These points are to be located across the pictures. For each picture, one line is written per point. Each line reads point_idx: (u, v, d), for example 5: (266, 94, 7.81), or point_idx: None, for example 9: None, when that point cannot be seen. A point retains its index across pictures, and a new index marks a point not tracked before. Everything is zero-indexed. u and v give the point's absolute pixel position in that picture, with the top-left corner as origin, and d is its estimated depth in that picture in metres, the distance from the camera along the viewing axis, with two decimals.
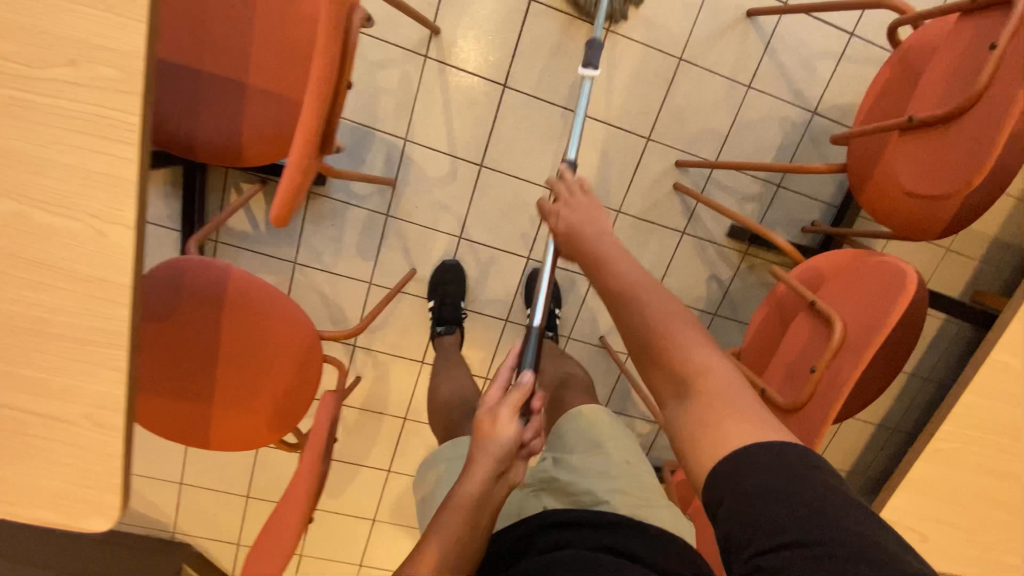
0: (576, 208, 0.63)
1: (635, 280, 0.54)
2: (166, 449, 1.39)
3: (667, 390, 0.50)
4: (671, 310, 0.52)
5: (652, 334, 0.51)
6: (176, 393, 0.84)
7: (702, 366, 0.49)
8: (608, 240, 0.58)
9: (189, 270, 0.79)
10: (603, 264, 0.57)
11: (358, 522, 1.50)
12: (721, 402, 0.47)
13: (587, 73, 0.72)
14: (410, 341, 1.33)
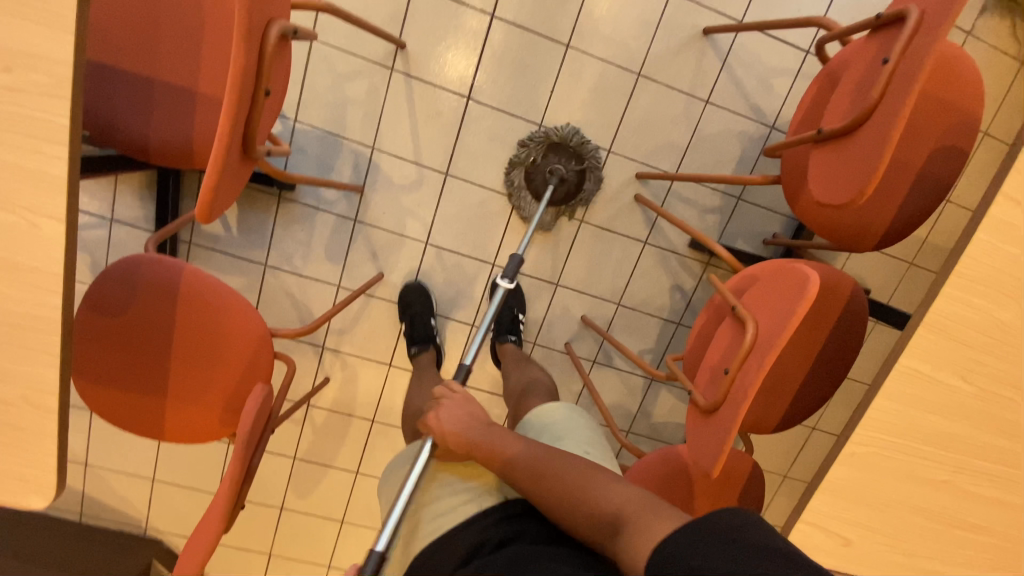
0: (450, 413, 0.81)
1: (544, 469, 0.70)
2: (141, 446, 1.43)
3: (585, 525, 0.65)
4: (586, 478, 0.68)
5: (570, 492, 0.67)
6: (130, 384, 0.87)
7: (618, 502, 0.64)
8: (512, 441, 0.75)
9: (144, 267, 0.83)
10: (497, 459, 0.73)
11: (327, 522, 1.52)
12: (638, 518, 0.61)
13: (502, 285, 0.93)
14: (377, 344, 1.37)
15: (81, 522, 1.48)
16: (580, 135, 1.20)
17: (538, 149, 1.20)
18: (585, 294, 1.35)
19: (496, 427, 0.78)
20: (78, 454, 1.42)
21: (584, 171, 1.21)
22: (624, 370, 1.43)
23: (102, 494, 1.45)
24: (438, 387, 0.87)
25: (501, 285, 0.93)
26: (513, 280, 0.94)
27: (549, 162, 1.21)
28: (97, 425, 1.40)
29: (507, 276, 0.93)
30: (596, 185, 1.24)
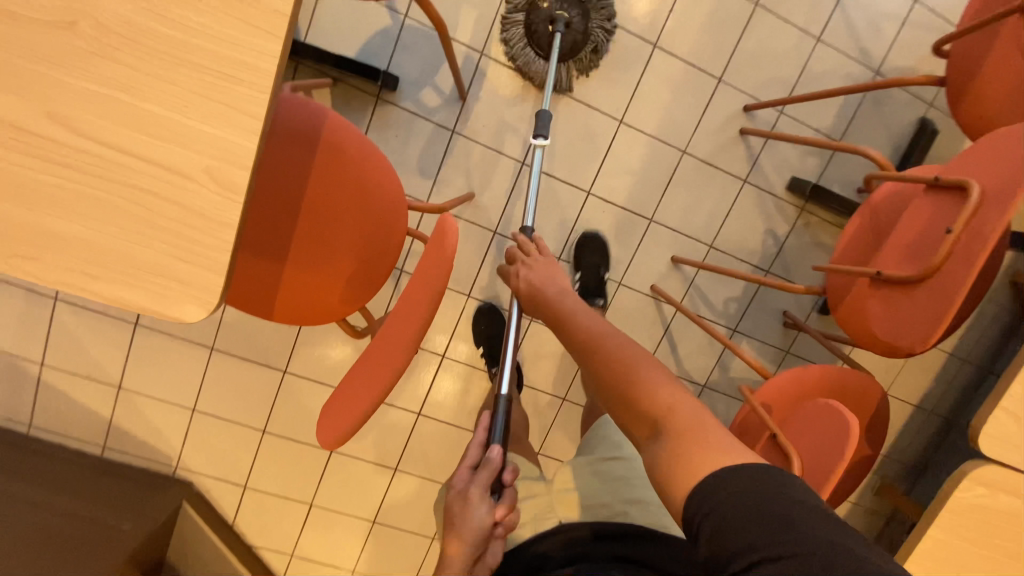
0: (539, 270, 0.75)
1: (604, 335, 0.59)
2: (181, 371, 1.29)
3: (638, 418, 0.53)
4: (636, 356, 0.56)
5: (615, 379, 0.56)
6: (248, 242, 0.77)
7: (668, 402, 0.51)
8: (571, 311, 0.65)
9: (283, 104, 0.74)
10: (563, 322, 0.65)
11: (379, 470, 1.40)
12: (689, 429, 0.49)
13: (539, 145, 0.85)
14: (458, 270, 1.29)
15: (102, 456, 1.32)
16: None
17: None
18: (678, 233, 1.31)
19: (570, 289, 0.70)
20: (111, 375, 1.27)
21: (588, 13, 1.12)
22: (710, 319, 1.37)
23: (132, 423, 1.31)
24: (516, 248, 0.81)
25: (537, 146, 0.86)
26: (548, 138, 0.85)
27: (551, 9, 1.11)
28: (137, 343, 1.26)
29: (541, 133, 0.85)
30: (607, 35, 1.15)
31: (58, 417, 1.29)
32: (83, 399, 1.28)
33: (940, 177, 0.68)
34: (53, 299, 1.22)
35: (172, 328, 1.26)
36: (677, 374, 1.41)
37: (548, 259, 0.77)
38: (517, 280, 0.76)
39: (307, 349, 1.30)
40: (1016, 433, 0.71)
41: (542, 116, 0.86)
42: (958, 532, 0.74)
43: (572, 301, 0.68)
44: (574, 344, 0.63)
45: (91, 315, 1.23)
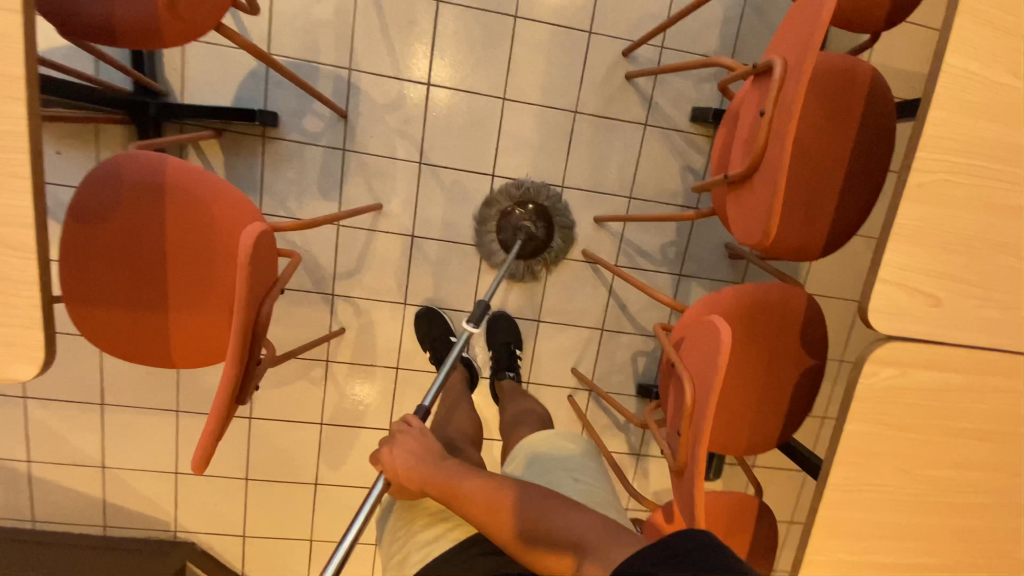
0: (404, 449, 0.81)
1: (521, 503, 0.73)
2: (156, 439, 1.34)
3: (550, 565, 0.70)
4: (549, 505, 0.73)
5: (539, 539, 0.71)
6: (124, 297, 0.81)
7: (578, 535, 0.70)
8: (472, 480, 0.76)
9: (128, 163, 0.79)
10: (452, 496, 0.76)
11: (367, 493, 1.41)
12: (607, 544, 0.68)
13: (467, 332, 0.90)
14: (387, 280, 1.30)
15: (106, 534, 1.38)
16: (557, 198, 1.27)
17: (497, 206, 1.26)
18: (594, 193, 1.29)
19: (455, 457, 0.81)
20: (93, 457, 1.33)
21: (547, 216, 1.27)
22: (649, 271, 1.34)
23: (124, 498, 1.36)
24: (399, 422, 0.86)
25: (468, 331, 0.91)
26: (478, 326, 0.92)
27: (512, 219, 1.26)
28: (108, 421, 1.31)
29: (473, 321, 0.91)
30: (564, 241, 1.30)
31: (56, 506, 1.35)
32: (75, 485, 1.34)
33: (756, 61, 0.66)
34: (23, 397, 1.29)
35: (136, 400, 1.31)
36: (633, 331, 1.39)
37: (416, 432, 0.84)
38: (387, 465, 0.80)
39: (266, 391, 1.34)
40: (907, 301, 0.68)
41: (477, 305, 0.93)
42: (878, 418, 0.70)
43: (461, 465, 0.80)
44: (481, 524, 0.74)
45: (60, 404, 1.30)
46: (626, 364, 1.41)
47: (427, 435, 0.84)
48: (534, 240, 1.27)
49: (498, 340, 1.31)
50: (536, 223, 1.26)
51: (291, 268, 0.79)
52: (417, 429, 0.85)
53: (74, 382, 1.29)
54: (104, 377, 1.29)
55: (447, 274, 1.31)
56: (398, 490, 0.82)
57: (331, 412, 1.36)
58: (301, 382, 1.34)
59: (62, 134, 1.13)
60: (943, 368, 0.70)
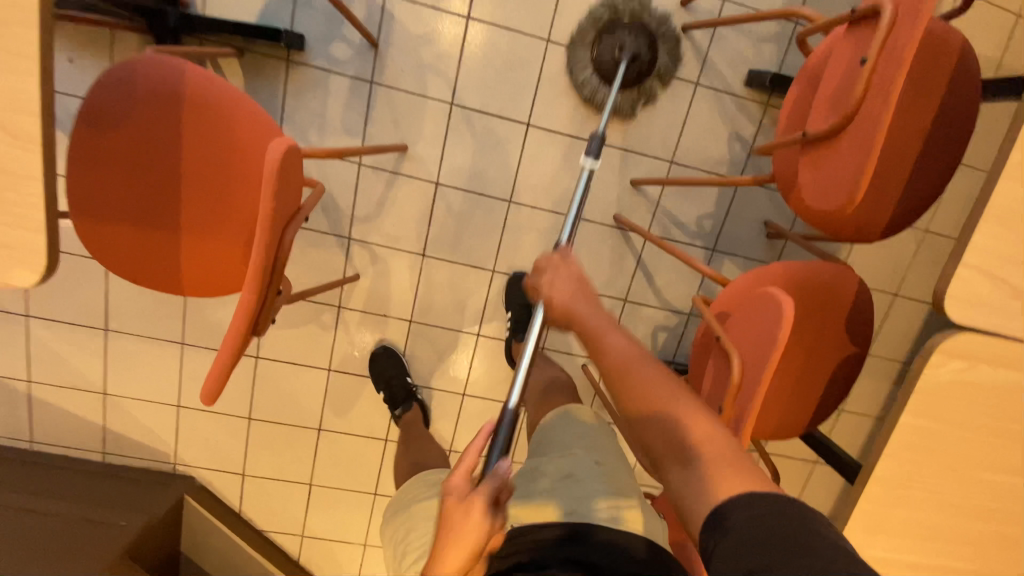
0: (566, 279, 0.71)
1: (634, 369, 0.64)
2: (159, 372, 1.31)
3: (661, 447, 0.61)
4: (670, 397, 0.62)
5: (654, 414, 0.61)
6: (136, 214, 0.76)
7: (703, 435, 0.58)
8: (608, 335, 0.67)
9: (139, 64, 0.72)
10: (599, 340, 0.67)
11: (370, 443, 1.40)
12: (722, 465, 0.56)
13: (588, 164, 0.81)
14: (406, 228, 1.24)
15: (104, 461, 1.36)
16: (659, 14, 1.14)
17: (597, 24, 1.13)
18: (634, 154, 1.21)
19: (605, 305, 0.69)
20: (95, 382, 1.30)
21: (655, 40, 1.14)
22: (682, 244, 1.28)
23: (124, 427, 1.34)
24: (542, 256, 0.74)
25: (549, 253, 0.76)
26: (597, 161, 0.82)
27: (615, 37, 1.13)
28: (112, 348, 1.28)
29: (592, 153, 0.81)
30: (671, 60, 1.16)
31: (55, 429, 1.33)
32: (74, 410, 1.32)
33: (854, 8, 0.59)
34: (24, 316, 1.25)
35: (141, 329, 1.27)
36: (657, 305, 1.33)
37: (575, 264, 0.73)
38: (545, 293, 0.70)
39: (274, 332, 1.30)
40: (986, 291, 0.62)
41: (593, 136, 0.82)
42: (935, 415, 0.65)
43: (607, 317, 0.68)
44: (605, 368, 0.66)
45: (62, 326, 1.26)
46: (646, 339, 1.35)
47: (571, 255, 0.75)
48: (637, 63, 1.12)
49: (516, 300, 1.29)
50: (638, 39, 1.12)
51: (313, 199, 0.74)
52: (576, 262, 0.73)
53: (78, 304, 1.25)
54: (109, 302, 1.25)
55: (469, 228, 1.24)
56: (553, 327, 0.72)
57: (339, 359, 1.33)
58: (311, 326, 1.30)
59: (73, 38, 1.05)
60: (1011, 368, 0.65)
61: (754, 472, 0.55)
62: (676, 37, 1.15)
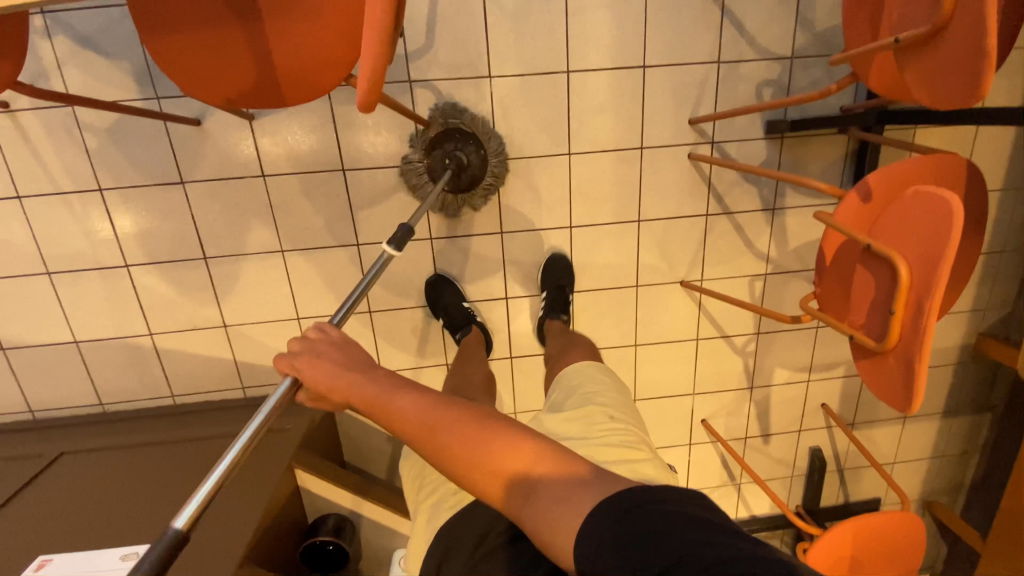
0: (320, 357, 0.80)
1: (433, 423, 0.71)
2: (269, 287, 1.28)
3: (496, 486, 0.68)
4: (483, 434, 0.70)
5: (470, 451, 0.69)
6: (209, 13, 0.72)
7: (518, 464, 0.67)
8: (403, 399, 0.74)
9: None
10: (381, 408, 0.75)
11: (493, 305, 1.35)
12: (560, 496, 0.63)
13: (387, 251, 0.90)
14: (465, 49, 1.13)
15: (246, 397, 1.36)
16: (477, 125, 1.17)
17: None
18: None
19: (378, 373, 0.79)
20: (211, 317, 1.29)
21: None
22: None
23: (254, 355, 1.33)
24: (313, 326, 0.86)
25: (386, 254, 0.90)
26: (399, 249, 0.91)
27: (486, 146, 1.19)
28: (217, 276, 1.25)
29: (393, 244, 0.90)
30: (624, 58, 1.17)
31: (191, 376, 1.33)
32: (203, 351, 1.31)
33: None
34: (125, 267, 1.23)
35: (238, 248, 1.24)
36: (755, 57, 1.19)
37: (330, 331, 0.84)
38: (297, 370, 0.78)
39: (364, 213, 1.24)
40: None
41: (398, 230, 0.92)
42: None
43: (381, 387, 0.76)
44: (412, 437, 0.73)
45: (164, 266, 1.24)
46: (751, 101, 1.22)
47: (347, 340, 0.84)
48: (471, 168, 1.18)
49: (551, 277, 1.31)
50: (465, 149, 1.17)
51: None
52: (333, 327, 0.85)
53: (169, 240, 1.22)
54: (199, 228, 1.22)
55: (530, 27, 1.13)
56: (313, 397, 0.80)
57: (437, 222, 1.26)
58: (400, 194, 1.23)
59: None
60: None
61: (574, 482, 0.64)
62: (498, 142, 1.20)
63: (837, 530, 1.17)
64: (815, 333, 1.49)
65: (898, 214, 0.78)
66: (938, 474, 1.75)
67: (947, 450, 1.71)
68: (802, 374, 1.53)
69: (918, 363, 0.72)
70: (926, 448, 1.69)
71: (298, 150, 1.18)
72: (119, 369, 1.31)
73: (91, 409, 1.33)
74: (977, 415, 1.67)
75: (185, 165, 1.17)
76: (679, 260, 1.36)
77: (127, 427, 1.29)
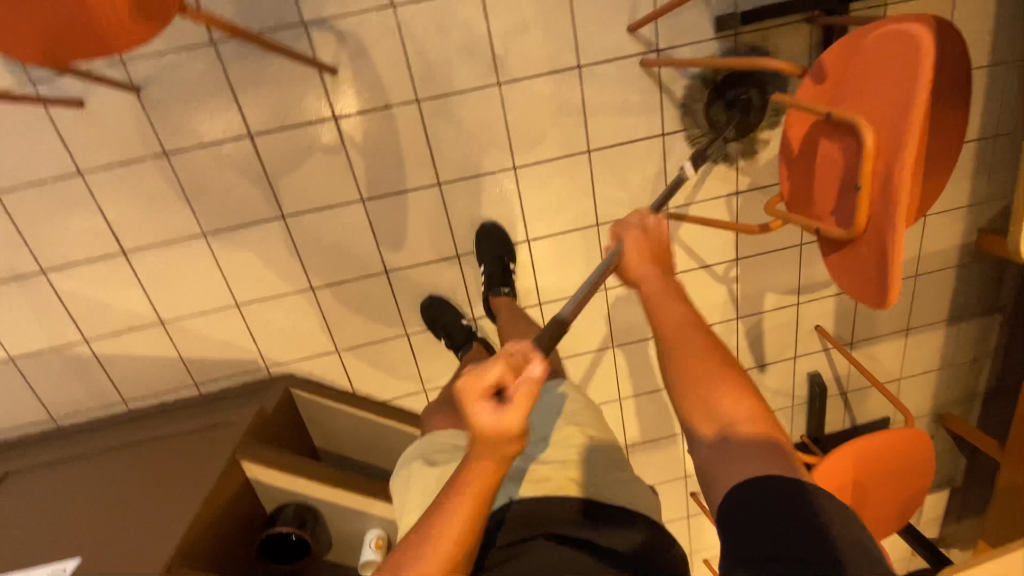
0: (637, 236, 0.78)
1: (667, 351, 0.68)
2: (200, 275, 1.19)
3: (695, 437, 0.63)
4: (693, 378, 0.65)
5: (686, 385, 0.65)
6: None
7: (733, 424, 0.61)
8: (667, 305, 0.71)
9: None
10: (652, 309, 0.72)
11: (445, 266, 1.25)
12: (760, 458, 0.57)
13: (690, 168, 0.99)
14: None
15: (202, 393, 1.29)
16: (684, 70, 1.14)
17: None
18: None
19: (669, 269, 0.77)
20: (146, 315, 1.21)
21: None
22: None
23: (200, 348, 1.25)
24: (622, 220, 0.81)
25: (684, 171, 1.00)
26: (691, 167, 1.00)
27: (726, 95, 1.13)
28: (143, 270, 1.17)
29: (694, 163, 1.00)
30: None
31: (139, 379, 1.26)
32: (147, 351, 1.24)
33: None
34: (43, 273, 1.15)
35: (158, 238, 1.15)
36: None
37: (634, 228, 0.79)
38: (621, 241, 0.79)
39: (285, 181, 1.13)
40: None
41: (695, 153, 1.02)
42: None
43: (666, 289, 0.73)
44: (666, 343, 0.70)
45: (83, 267, 1.15)
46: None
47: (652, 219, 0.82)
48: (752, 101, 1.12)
49: (489, 254, 1.22)
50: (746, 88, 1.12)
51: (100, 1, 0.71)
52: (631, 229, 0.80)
53: (82, 238, 1.13)
54: (110, 220, 1.12)
55: None
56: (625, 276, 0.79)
57: (365, 180, 1.15)
58: (319, 155, 1.12)
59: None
60: None
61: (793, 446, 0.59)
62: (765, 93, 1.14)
63: (838, 454, 1.08)
64: (800, 252, 1.37)
65: (868, 70, 0.62)
66: (949, 385, 1.64)
67: (956, 358, 1.60)
68: (792, 298, 1.43)
69: (892, 252, 0.58)
70: (934, 360, 1.59)
71: (199, 121, 1.07)
72: (62, 381, 1.24)
73: (44, 426, 1.28)
74: (986, 319, 1.55)
75: (79, 153, 1.07)
76: (640, 190, 1.24)
77: (82, 438, 1.23)
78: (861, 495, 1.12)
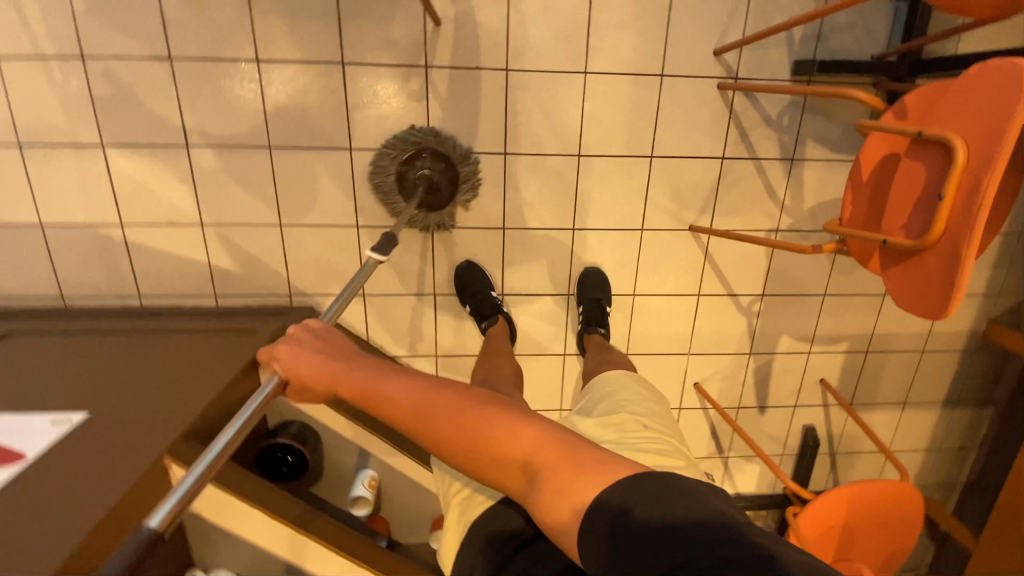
0: (298, 348, 0.80)
1: (421, 411, 0.69)
2: (252, 185, 1.20)
3: (517, 481, 0.65)
4: (464, 427, 0.67)
5: (476, 432, 0.66)
6: None
7: (535, 452, 0.64)
8: (390, 386, 0.72)
9: None
10: (375, 400, 0.72)
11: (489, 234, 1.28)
12: (582, 469, 0.61)
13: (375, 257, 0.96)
14: None
15: (219, 306, 1.28)
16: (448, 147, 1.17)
17: None
18: None
19: (375, 358, 0.79)
20: (188, 213, 1.21)
21: None
22: None
23: (231, 259, 1.25)
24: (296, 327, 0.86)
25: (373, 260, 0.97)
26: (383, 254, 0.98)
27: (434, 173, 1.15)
28: (199, 168, 1.18)
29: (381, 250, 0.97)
30: None
31: (162, 277, 1.25)
32: (178, 250, 1.23)
33: None
34: (102, 147, 1.15)
35: (223, 139, 1.16)
36: None
37: (300, 337, 0.83)
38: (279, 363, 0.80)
39: (361, 114, 1.16)
40: None
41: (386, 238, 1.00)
42: None
43: (375, 379, 0.74)
44: (408, 426, 0.70)
45: (142, 150, 1.15)
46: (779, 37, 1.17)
47: (328, 332, 0.85)
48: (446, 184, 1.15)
49: (587, 295, 1.31)
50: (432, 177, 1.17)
51: None
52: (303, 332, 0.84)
53: (151, 123, 1.14)
54: (184, 112, 1.14)
55: None
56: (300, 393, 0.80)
57: (436, 132, 1.18)
58: (400, 98, 1.15)
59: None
60: None
61: (598, 463, 0.62)
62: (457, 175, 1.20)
63: (830, 496, 1.09)
64: (822, 302, 1.42)
65: (960, 92, 0.71)
66: (932, 468, 1.68)
67: (944, 443, 1.64)
68: (805, 345, 1.47)
69: (967, 247, 0.67)
70: (923, 440, 1.63)
71: (297, 37, 1.11)
72: (84, 261, 1.22)
73: (51, 302, 1.25)
74: (979, 410, 1.61)
75: (175, 39, 1.09)
76: (689, 206, 1.29)
77: (88, 321, 1.20)
78: (849, 538, 1.14)
